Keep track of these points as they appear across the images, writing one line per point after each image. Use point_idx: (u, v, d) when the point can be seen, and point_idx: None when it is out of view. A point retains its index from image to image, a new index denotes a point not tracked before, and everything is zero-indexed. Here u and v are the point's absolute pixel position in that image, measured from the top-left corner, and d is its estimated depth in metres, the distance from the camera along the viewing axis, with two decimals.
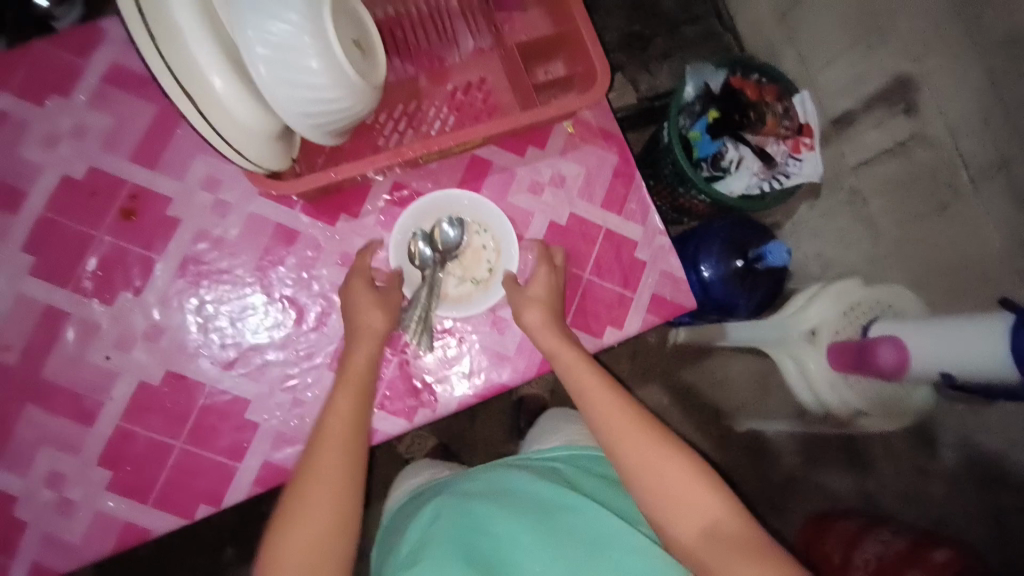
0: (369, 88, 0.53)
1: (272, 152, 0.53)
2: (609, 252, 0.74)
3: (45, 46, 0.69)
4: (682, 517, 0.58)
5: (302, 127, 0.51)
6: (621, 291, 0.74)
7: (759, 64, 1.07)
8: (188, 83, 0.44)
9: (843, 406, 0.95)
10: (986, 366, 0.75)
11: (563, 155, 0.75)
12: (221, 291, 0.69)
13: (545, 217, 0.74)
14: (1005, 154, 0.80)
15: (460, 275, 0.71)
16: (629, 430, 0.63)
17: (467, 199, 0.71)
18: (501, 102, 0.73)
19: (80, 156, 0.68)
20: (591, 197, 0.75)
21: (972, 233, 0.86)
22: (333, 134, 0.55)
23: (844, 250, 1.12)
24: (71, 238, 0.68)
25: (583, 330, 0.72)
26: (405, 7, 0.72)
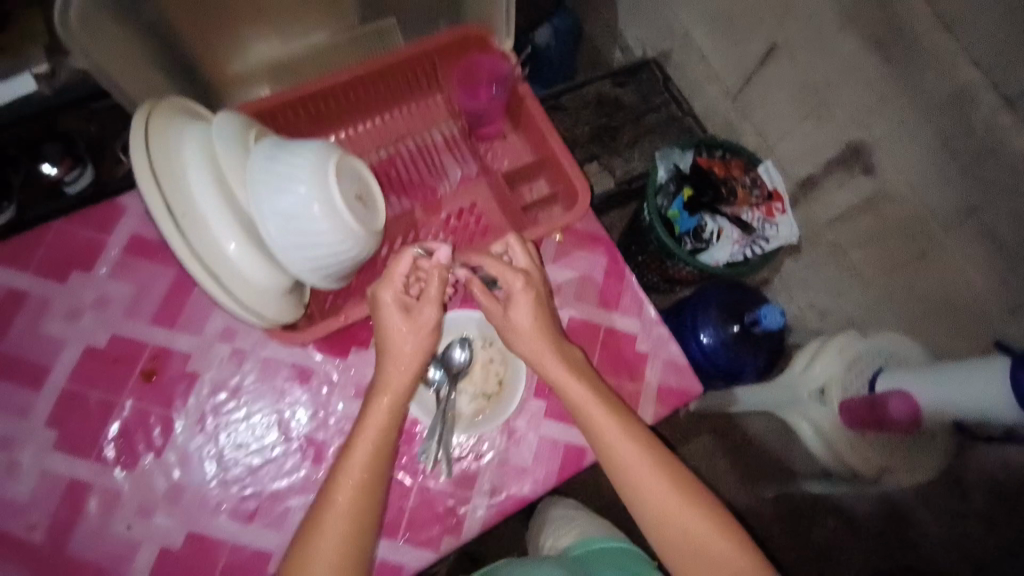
0: (374, 234, 0.58)
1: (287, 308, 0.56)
2: (610, 351, 0.76)
3: (66, 225, 0.73)
4: (694, 563, 0.61)
5: (314, 279, 0.55)
6: (628, 385, 0.75)
7: (722, 142, 1.14)
8: (211, 263, 0.48)
9: (867, 467, 0.95)
10: (997, 411, 0.76)
11: (556, 262, 0.79)
12: (241, 440, 0.70)
13: None
14: (971, 201, 0.85)
15: (473, 390, 0.73)
16: (643, 470, 0.63)
17: (469, 317, 0.74)
18: (492, 223, 0.78)
19: (101, 325, 0.71)
20: (587, 298, 0.78)
21: (957, 275, 0.92)
22: (342, 279, 0.59)
23: (836, 301, 1.17)
24: (91, 406, 0.69)
25: None
26: (396, 149, 0.82)
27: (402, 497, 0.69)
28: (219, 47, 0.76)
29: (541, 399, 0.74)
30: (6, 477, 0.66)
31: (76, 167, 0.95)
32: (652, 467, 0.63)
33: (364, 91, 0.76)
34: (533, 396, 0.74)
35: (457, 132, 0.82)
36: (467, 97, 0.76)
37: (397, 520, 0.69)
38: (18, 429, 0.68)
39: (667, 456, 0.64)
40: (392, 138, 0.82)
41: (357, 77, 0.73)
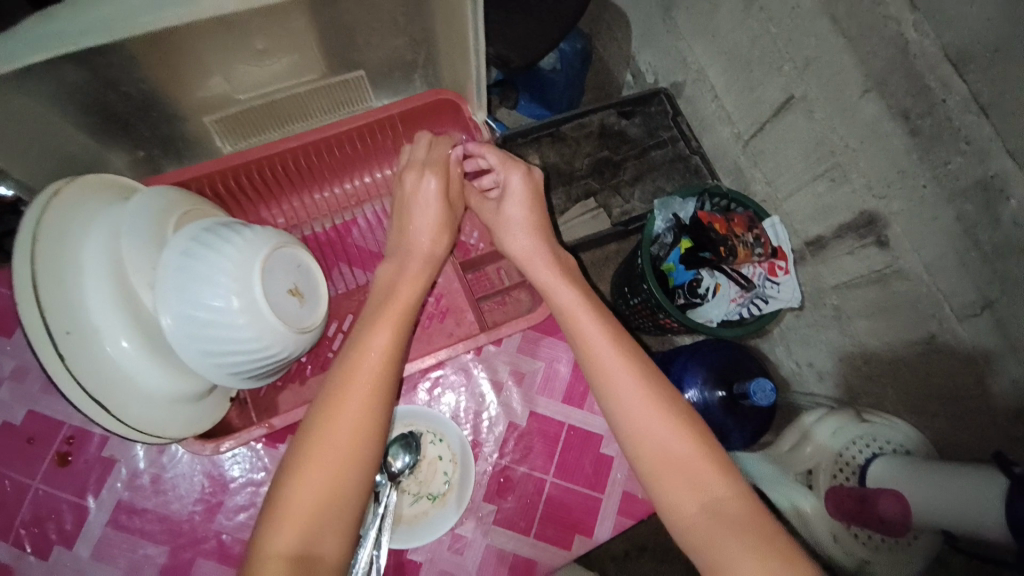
0: (292, 337, 0.62)
1: (174, 416, 0.62)
2: (572, 452, 0.72)
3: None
4: (678, 485, 0.60)
5: (219, 375, 0.60)
6: (588, 493, 0.71)
7: (727, 192, 1.06)
8: (87, 379, 0.53)
9: (849, 561, 0.87)
10: (983, 528, 0.71)
11: (520, 351, 0.76)
12: (157, 534, 0.69)
13: (503, 417, 0.73)
14: (986, 295, 0.79)
15: (418, 492, 0.68)
16: (637, 393, 0.64)
17: (419, 411, 0.71)
18: (452, 304, 0.82)
19: (18, 399, 0.73)
20: (551, 392, 0.74)
21: (967, 366, 0.85)
22: (255, 375, 0.63)
23: (837, 364, 1.10)
24: (6, 488, 0.70)
25: (548, 543, 0.69)
26: (353, 215, 0.88)
27: None
28: (165, 100, 0.73)
29: (492, 503, 0.70)
30: None
31: None
32: (642, 394, 0.64)
33: (328, 154, 0.81)
34: (483, 500, 0.70)
35: None
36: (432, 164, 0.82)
37: None
38: None
39: (658, 382, 0.65)
40: (352, 203, 0.88)
41: (318, 142, 0.78)
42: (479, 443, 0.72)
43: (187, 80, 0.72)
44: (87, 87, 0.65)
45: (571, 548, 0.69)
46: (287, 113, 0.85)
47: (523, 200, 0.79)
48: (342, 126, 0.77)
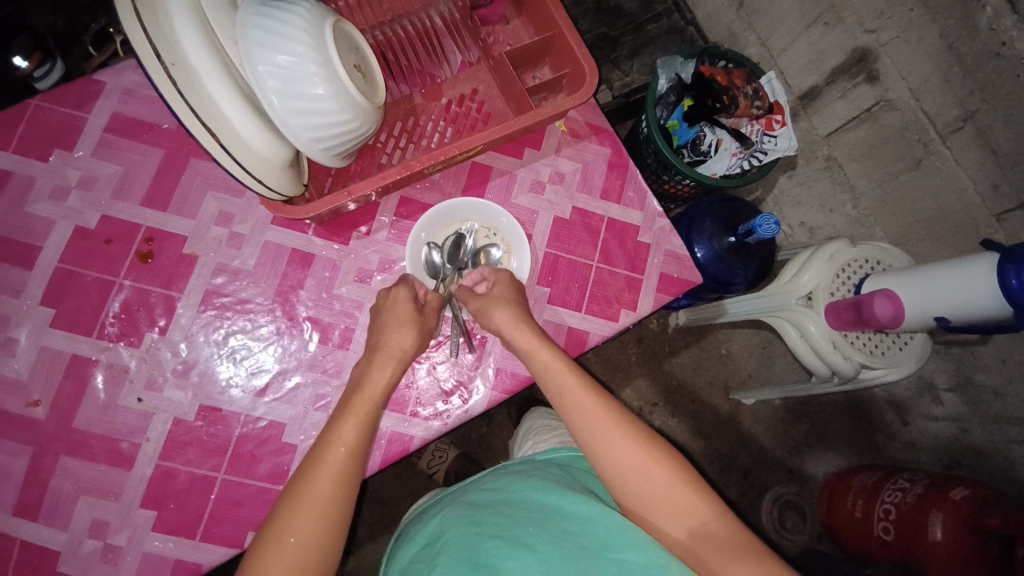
0: (372, 109, 0.56)
1: (288, 180, 0.55)
2: (613, 240, 0.77)
3: (42, 102, 0.70)
4: (668, 518, 0.58)
5: (317, 153, 0.54)
6: (629, 275, 0.76)
7: (725, 51, 1.11)
8: (210, 121, 0.46)
9: (847, 365, 0.96)
10: (981, 302, 0.79)
11: (559, 152, 0.78)
12: (244, 323, 0.70)
13: (549, 213, 0.77)
14: (968, 107, 0.85)
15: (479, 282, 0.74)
16: (620, 448, 0.60)
17: (469, 207, 0.73)
18: (495, 110, 0.76)
19: (90, 205, 0.69)
20: (590, 189, 0.78)
21: (950, 183, 0.93)
22: (340, 156, 0.58)
23: (827, 216, 1.19)
24: (89, 285, 0.68)
25: (597, 318, 0.75)
26: (392, 30, 0.75)
27: (411, 377, 0.72)
28: None
29: (544, 286, 0.75)
30: (3, 354, 0.66)
31: (46, 62, 0.92)
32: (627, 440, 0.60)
33: None
34: (537, 282, 0.75)
35: (457, 11, 0.75)
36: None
37: (402, 399, 0.71)
38: (14, 308, 0.67)
39: (641, 431, 0.61)
40: (388, 17, 0.75)
41: None
42: (530, 236, 0.76)
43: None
44: None
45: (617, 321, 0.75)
46: None
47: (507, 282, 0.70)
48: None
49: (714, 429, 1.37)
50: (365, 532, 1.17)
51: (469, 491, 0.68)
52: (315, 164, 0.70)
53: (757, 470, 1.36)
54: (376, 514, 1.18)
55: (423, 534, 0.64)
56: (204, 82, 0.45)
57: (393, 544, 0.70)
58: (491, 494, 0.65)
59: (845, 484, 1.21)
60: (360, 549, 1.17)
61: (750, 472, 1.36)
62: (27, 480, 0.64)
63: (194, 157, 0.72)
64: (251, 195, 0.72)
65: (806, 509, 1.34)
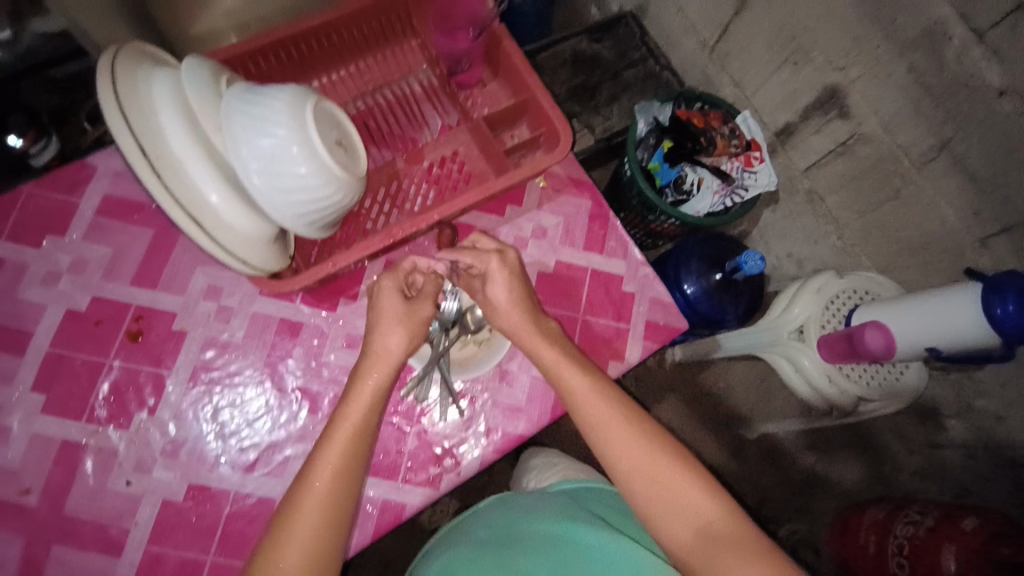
0: (354, 181, 0.57)
1: (274, 256, 0.56)
2: (598, 291, 0.78)
3: (35, 189, 0.72)
4: (672, 518, 0.56)
5: (300, 227, 0.55)
6: (616, 325, 0.76)
7: (700, 94, 1.15)
8: (193, 209, 0.47)
9: (845, 398, 0.97)
10: (966, 335, 0.80)
11: (540, 208, 0.80)
12: (234, 397, 0.70)
13: (534, 267, 0.78)
14: (941, 136, 0.87)
15: (464, 340, 0.74)
16: (625, 443, 0.60)
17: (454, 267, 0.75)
18: (476, 170, 0.77)
19: (80, 288, 0.70)
20: (573, 242, 0.79)
21: (930, 212, 0.94)
22: (323, 228, 0.58)
23: (814, 247, 1.20)
24: (79, 368, 0.68)
25: None
26: (374, 99, 0.80)
27: (399, 441, 0.70)
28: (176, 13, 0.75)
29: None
30: None
31: (41, 139, 0.92)
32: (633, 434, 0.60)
33: (346, 31, 0.73)
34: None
35: (435, 79, 0.80)
36: (445, 42, 0.71)
37: (393, 465, 0.70)
38: (4, 396, 0.66)
39: (647, 426, 0.61)
40: (370, 87, 0.80)
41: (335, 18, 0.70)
42: None
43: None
44: None
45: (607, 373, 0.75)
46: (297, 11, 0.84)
47: (505, 277, 0.68)
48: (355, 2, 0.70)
49: (719, 465, 1.36)
50: None
51: (481, 526, 0.68)
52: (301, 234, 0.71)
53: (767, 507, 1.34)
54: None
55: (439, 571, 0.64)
56: (188, 173, 0.47)
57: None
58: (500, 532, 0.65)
59: (856, 519, 1.18)
60: None
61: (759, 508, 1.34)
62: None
63: (183, 234, 0.73)
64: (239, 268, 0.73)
65: None
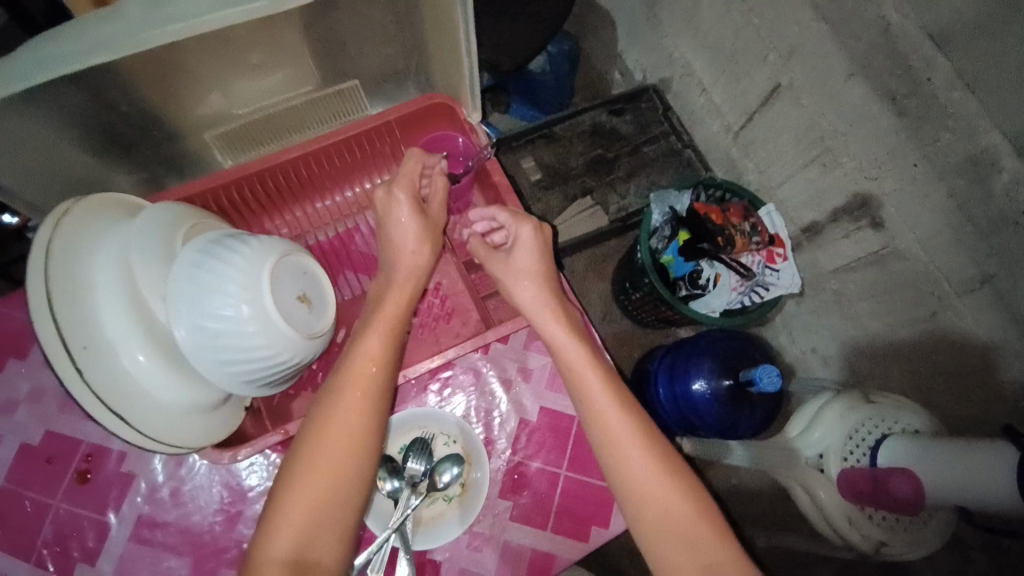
0: (308, 340, 0.59)
1: (205, 417, 0.61)
2: (583, 445, 0.72)
3: (6, 309, 0.72)
4: (680, 553, 0.55)
5: (244, 387, 0.58)
6: (603, 485, 0.71)
7: (721, 183, 1.08)
8: (110, 392, 0.52)
9: (867, 543, 0.86)
10: (995, 498, 0.73)
11: (528, 347, 0.76)
12: (178, 546, 0.66)
13: (513, 416, 0.74)
14: (984, 270, 0.79)
15: (432, 498, 0.69)
16: (636, 454, 0.59)
17: (425, 415, 0.71)
18: (457, 304, 0.84)
19: (36, 419, 0.70)
20: (558, 386, 0.75)
21: (969, 342, 0.85)
22: (276, 382, 0.61)
23: (840, 349, 1.10)
24: (26, 509, 0.67)
25: (565, 537, 0.69)
26: (354, 221, 0.87)
27: None
28: (165, 124, 0.74)
29: (508, 499, 0.70)
30: None
31: None
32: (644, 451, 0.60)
33: (332, 160, 0.80)
34: (499, 497, 0.70)
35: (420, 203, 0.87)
36: None
37: None
38: None
39: (657, 444, 0.61)
40: (354, 208, 0.87)
41: (321, 148, 0.77)
42: (491, 441, 0.73)
43: (186, 100, 0.72)
44: (85, 111, 0.64)
45: (588, 540, 0.70)
46: (287, 123, 0.84)
47: (532, 244, 0.73)
48: (339, 134, 0.77)
49: None
50: None
51: None
52: None
53: None
54: None
55: None
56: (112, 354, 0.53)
57: None
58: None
59: None
60: None
61: None
62: None
63: None
64: None
65: None
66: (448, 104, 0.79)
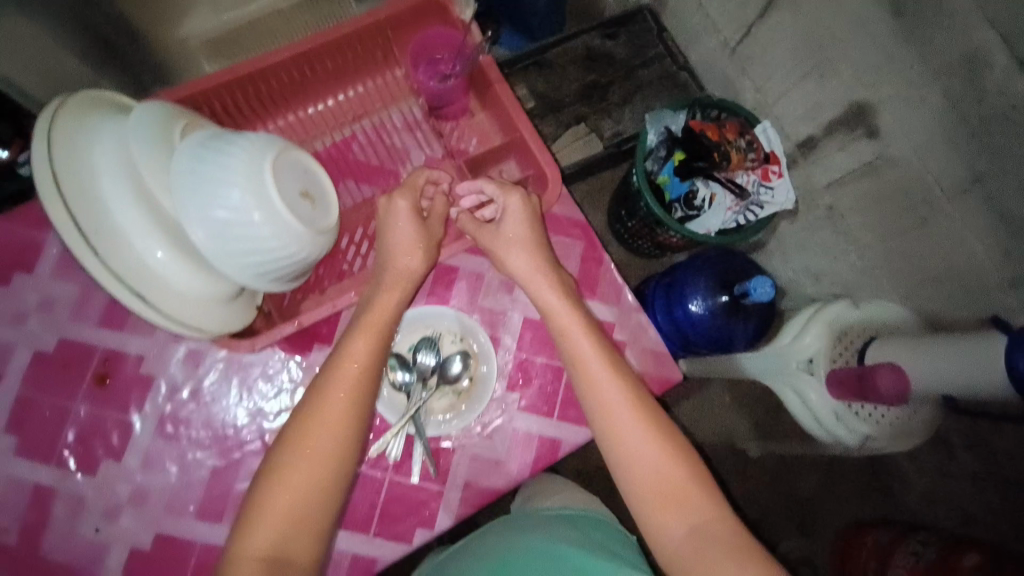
0: (315, 235, 0.60)
1: (222, 312, 0.63)
2: None
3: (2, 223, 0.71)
4: (670, 515, 0.58)
5: (260, 282, 0.60)
6: None
7: (717, 102, 1.08)
8: (128, 277, 0.53)
9: (853, 437, 0.93)
10: (986, 387, 0.74)
11: None
12: (204, 441, 0.70)
13: (518, 314, 0.76)
14: (977, 169, 0.80)
15: (443, 392, 0.72)
16: (635, 426, 0.62)
17: (434, 314, 0.74)
18: None
19: (48, 327, 0.70)
20: None
21: (957, 244, 0.88)
22: (287, 279, 0.63)
23: (831, 263, 1.13)
24: (47, 412, 0.69)
25: (571, 424, 0.73)
26: (350, 130, 0.86)
27: (373, 492, 0.70)
28: None
29: (515, 392, 0.73)
30: None
31: None
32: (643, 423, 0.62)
33: (323, 66, 0.79)
34: (507, 390, 0.73)
35: (418, 113, 0.87)
36: (426, 77, 0.78)
37: (369, 515, 0.69)
38: None
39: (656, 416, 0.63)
40: (350, 117, 0.86)
41: (312, 52, 0.76)
42: (497, 339, 0.75)
43: None
44: None
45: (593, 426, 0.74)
46: None
47: (522, 212, 0.71)
48: (330, 36, 0.76)
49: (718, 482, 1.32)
50: None
51: (487, 541, 0.71)
52: None
53: (769, 521, 1.30)
54: None
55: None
56: (126, 241, 0.53)
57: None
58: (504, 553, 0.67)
59: (858, 543, 1.17)
60: None
61: (760, 524, 1.30)
62: None
63: None
64: None
65: (819, 564, 1.28)
66: (440, 4, 0.77)
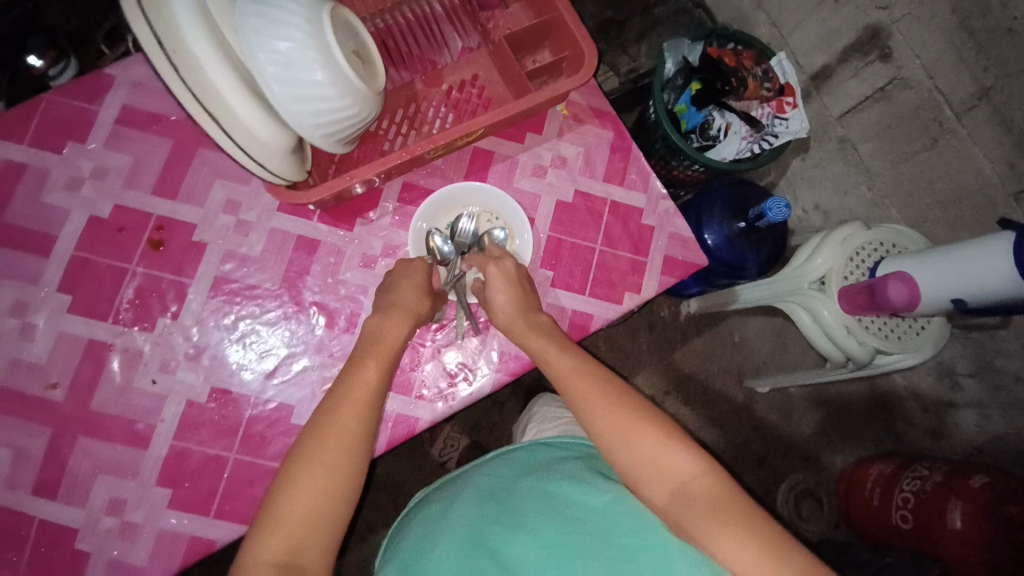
0: (370, 95, 0.64)
1: (286, 163, 0.63)
2: (616, 224, 0.81)
3: (56, 96, 0.76)
4: (653, 483, 0.56)
5: (316, 137, 0.61)
6: (633, 258, 0.80)
7: (733, 33, 1.10)
8: (209, 101, 0.53)
9: (863, 350, 0.96)
10: (994, 285, 0.77)
11: (560, 137, 0.82)
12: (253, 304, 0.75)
13: (551, 198, 0.81)
14: (982, 84, 0.83)
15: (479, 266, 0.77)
16: (606, 407, 0.60)
17: (470, 194, 0.77)
18: (495, 94, 0.85)
19: (103, 194, 0.75)
20: (592, 172, 0.82)
21: (965, 161, 0.90)
22: (339, 141, 0.65)
23: (842, 199, 1.16)
24: (104, 271, 0.73)
25: (603, 301, 0.79)
26: (392, 17, 0.83)
27: (416, 360, 0.76)
28: None
29: (548, 270, 0.79)
30: (24, 338, 0.71)
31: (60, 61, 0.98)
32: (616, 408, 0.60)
33: None
34: (540, 266, 0.79)
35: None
36: None
37: (408, 381, 0.75)
38: (33, 294, 0.72)
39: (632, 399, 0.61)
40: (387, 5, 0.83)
41: None
42: (533, 221, 0.80)
43: None
44: None
45: (622, 304, 0.80)
46: None
47: (502, 277, 0.70)
48: None
49: (725, 420, 1.35)
50: (382, 517, 1.20)
51: (473, 476, 0.68)
52: (320, 152, 0.79)
53: (773, 456, 1.34)
54: (387, 498, 1.21)
55: (434, 510, 0.64)
56: (203, 66, 0.52)
57: (399, 520, 0.69)
58: (500, 482, 0.65)
59: (862, 474, 1.20)
60: (377, 535, 1.20)
61: (765, 459, 1.34)
62: (44, 466, 0.69)
63: (200, 147, 0.77)
64: (255, 183, 0.78)
65: (822, 495, 1.32)
66: None
